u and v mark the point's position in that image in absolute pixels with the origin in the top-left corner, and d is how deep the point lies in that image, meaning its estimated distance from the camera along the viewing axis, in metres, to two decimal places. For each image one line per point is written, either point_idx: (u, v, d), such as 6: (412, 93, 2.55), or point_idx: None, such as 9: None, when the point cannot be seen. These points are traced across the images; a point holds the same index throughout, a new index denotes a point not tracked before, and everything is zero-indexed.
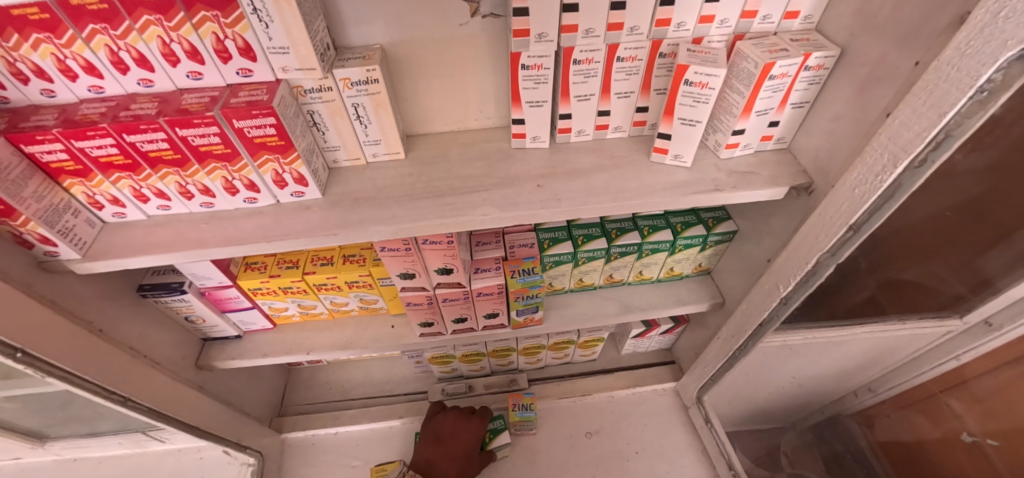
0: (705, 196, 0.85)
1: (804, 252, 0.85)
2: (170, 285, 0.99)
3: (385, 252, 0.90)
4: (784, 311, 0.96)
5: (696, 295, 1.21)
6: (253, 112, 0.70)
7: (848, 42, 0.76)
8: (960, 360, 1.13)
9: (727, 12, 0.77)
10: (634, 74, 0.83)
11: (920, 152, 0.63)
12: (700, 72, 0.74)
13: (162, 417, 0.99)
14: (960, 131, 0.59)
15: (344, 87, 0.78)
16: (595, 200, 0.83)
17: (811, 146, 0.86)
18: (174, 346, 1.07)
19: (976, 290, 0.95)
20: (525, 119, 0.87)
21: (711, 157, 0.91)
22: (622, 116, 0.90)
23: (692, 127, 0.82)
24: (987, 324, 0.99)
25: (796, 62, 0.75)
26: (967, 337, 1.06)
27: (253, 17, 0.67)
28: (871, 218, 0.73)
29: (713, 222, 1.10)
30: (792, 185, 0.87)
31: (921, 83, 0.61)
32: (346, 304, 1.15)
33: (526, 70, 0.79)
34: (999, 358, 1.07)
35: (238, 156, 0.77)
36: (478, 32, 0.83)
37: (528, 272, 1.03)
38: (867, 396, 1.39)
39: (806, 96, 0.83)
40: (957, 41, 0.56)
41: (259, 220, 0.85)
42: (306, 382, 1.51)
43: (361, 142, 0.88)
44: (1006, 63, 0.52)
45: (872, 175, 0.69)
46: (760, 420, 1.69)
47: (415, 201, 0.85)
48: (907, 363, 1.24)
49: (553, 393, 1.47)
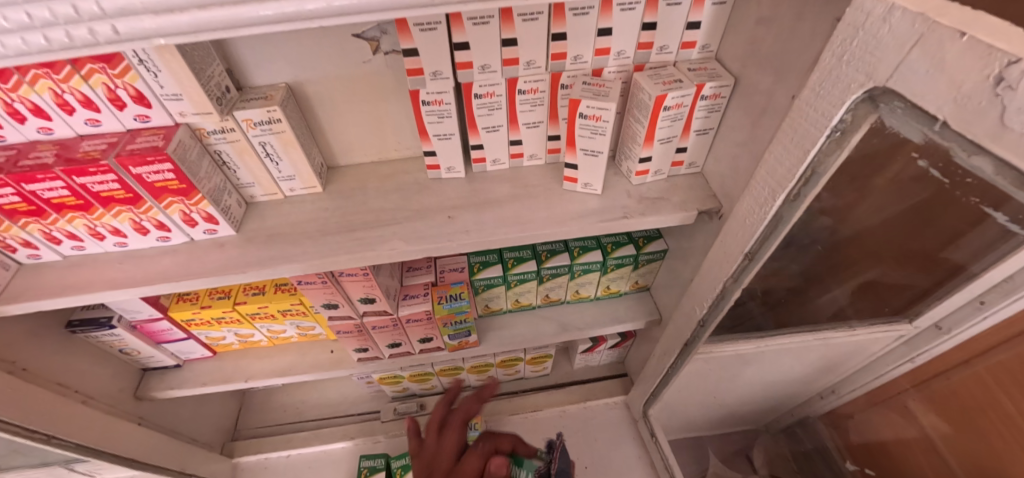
0: (614, 224, 0.86)
1: (713, 275, 0.87)
2: (99, 321, 1.00)
3: (303, 285, 0.92)
4: (704, 332, 0.99)
5: (634, 312, 1.23)
6: (148, 158, 0.71)
7: (741, 72, 0.77)
8: (914, 362, 1.13)
9: (623, 44, 0.78)
10: (539, 105, 0.84)
11: (793, 187, 0.65)
12: (592, 105, 0.76)
13: (91, 453, 0.99)
14: (824, 168, 0.61)
15: (248, 127, 0.79)
16: (502, 231, 0.85)
17: (718, 171, 0.87)
18: (109, 380, 1.09)
19: (921, 296, 0.95)
20: (435, 151, 0.88)
21: (624, 182, 0.93)
22: (535, 145, 0.91)
23: (595, 157, 0.83)
24: (937, 328, 1.00)
25: (689, 93, 0.76)
26: (922, 340, 1.06)
27: (141, 68, 0.68)
28: (762, 247, 0.75)
29: (643, 241, 1.11)
30: (701, 209, 0.88)
31: (789, 120, 0.61)
32: (283, 331, 1.16)
33: (427, 105, 0.80)
34: (951, 361, 1.06)
35: (142, 200, 0.78)
36: (383, 68, 0.84)
37: (455, 297, 1.03)
38: (833, 397, 1.42)
39: (708, 123, 0.84)
40: (813, 82, 0.56)
41: (173, 260, 0.86)
42: (259, 405, 1.53)
43: (276, 179, 0.89)
44: (852, 105, 0.53)
45: (758, 206, 0.71)
46: (721, 426, 1.71)
47: (328, 237, 0.86)
48: (864, 369, 1.26)
49: (505, 409, 1.48)
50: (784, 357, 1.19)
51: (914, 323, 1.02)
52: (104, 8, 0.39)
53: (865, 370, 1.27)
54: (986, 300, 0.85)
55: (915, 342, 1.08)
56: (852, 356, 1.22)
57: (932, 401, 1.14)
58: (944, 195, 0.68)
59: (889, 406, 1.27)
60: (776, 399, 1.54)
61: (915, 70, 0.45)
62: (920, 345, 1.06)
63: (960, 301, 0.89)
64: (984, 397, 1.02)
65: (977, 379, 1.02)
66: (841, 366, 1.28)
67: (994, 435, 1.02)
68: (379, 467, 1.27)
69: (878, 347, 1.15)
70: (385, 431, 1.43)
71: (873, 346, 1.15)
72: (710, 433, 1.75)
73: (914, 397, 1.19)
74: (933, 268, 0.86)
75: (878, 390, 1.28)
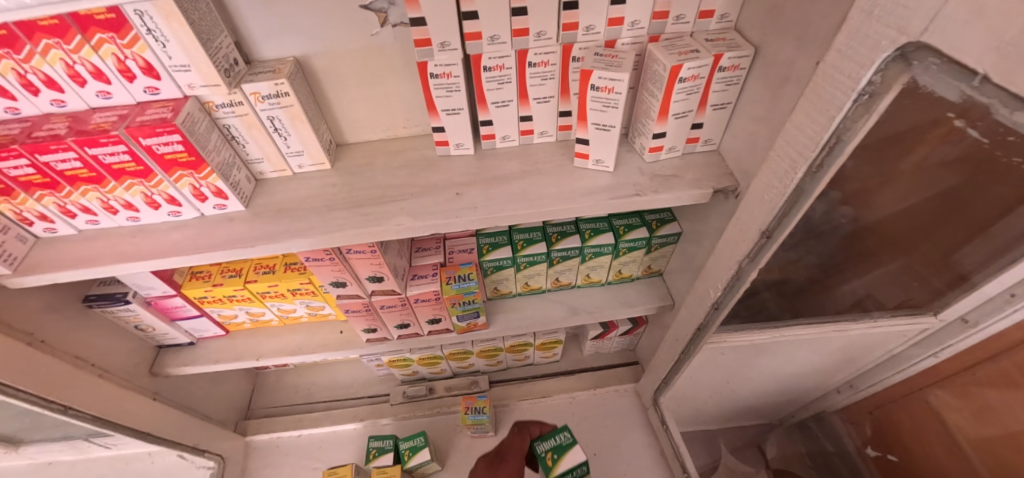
0: (625, 202, 0.84)
1: (727, 256, 0.84)
2: (114, 296, 1.01)
3: (310, 261, 0.92)
4: (717, 315, 0.96)
5: (645, 297, 1.20)
6: (157, 129, 0.71)
7: (761, 41, 0.74)
8: (937, 357, 1.08)
9: (637, 13, 0.75)
10: (550, 79, 0.82)
11: (816, 158, 0.61)
12: (604, 76, 0.73)
13: (108, 425, 1.02)
14: (849, 135, 0.57)
15: (256, 101, 0.79)
16: (511, 207, 0.83)
17: (736, 147, 0.84)
18: (126, 355, 1.11)
19: (953, 286, 0.90)
20: (444, 127, 0.87)
21: (637, 160, 0.90)
22: (546, 121, 0.89)
23: (607, 131, 0.81)
24: (964, 321, 0.96)
25: (706, 63, 0.73)
26: (945, 334, 1.02)
27: (150, 38, 0.67)
28: (780, 224, 0.72)
29: (656, 224, 1.09)
30: (717, 188, 0.85)
31: (812, 87, 0.58)
32: (293, 310, 1.16)
33: (436, 79, 0.79)
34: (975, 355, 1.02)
35: (152, 172, 0.78)
36: (391, 42, 0.83)
37: (463, 277, 1.01)
38: (851, 391, 1.37)
39: (726, 97, 0.81)
40: (838, 43, 0.53)
41: (183, 234, 0.86)
42: (272, 386, 1.55)
43: (285, 154, 0.89)
44: (883, 64, 0.49)
45: (777, 181, 0.67)
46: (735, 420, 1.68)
47: (336, 212, 0.85)
48: (886, 362, 1.21)
49: (514, 395, 1.48)
50: (802, 347, 1.15)
51: (940, 316, 0.97)
52: None
53: (886, 365, 1.22)
54: (1017, 293, 0.83)
55: (938, 337, 1.04)
56: (873, 348, 1.17)
57: (955, 394, 1.11)
58: (982, 173, 0.64)
59: (908, 402, 1.23)
60: (795, 393, 1.49)
61: (954, 20, 0.41)
62: (945, 339, 1.02)
63: (988, 295, 0.86)
64: (1010, 393, 0.98)
65: (1003, 375, 0.98)
66: (860, 360, 1.24)
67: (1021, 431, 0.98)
68: (388, 448, 1.26)
69: (901, 339, 1.11)
70: (393, 413, 1.44)
71: (896, 339, 1.11)
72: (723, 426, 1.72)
73: (936, 390, 1.15)
74: (963, 255, 0.82)
75: (899, 385, 1.23)
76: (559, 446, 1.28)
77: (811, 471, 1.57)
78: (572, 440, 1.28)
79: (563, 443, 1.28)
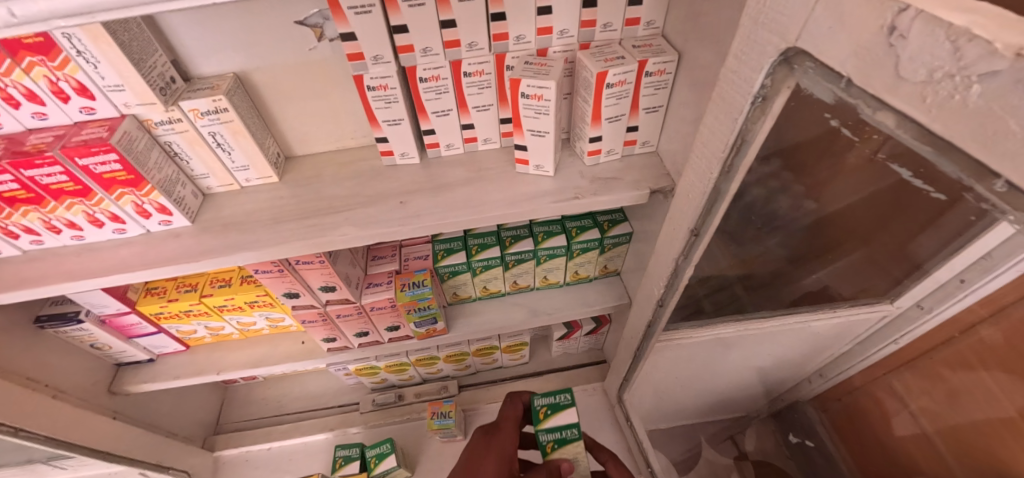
0: (565, 205, 0.86)
1: (665, 255, 0.86)
2: (66, 315, 1.01)
3: (260, 274, 0.93)
4: (664, 312, 0.99)
5: (603, 297, 1.23)
6: (93, 149, 0.72)
7: (683, 47, 0.76)
8: (898, 343, 1.13)
9: (565, 23, 0.78)
10: (487, 88, 0.84)
11: (727, 158, 0.64)
12: (532, 84, 0.76)
13: (62, 446, 1.00)
14: (752, 136, 0.60)
15: (196, 117, 0.80)
16: (453, 214, 0.85)
17: (670, 149, 0.87)
18: (82, 375, 1.10)
19: (910, 275, 0.95)
20: (388, 137, 0.88)
21: (579, 164, 0.93)
22: (488, 129, 0.92)
23: (542, 137, 0.83)
24: (919, 307, 1.00)
25: (631, 69, 0.76)
26: (903, 322, 1.06)
27: (80, 59, 0.68)
28: (706, 222, 0.74)
29: (608, 225, 1.11)
30: (654, 188, 0.88)
31: (719, 90, 0.60)
32: (253, 323, 1.17)
33: (373, 91, 0.80)
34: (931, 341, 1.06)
35: (92, 191, 0.78)
36: (330, 55, 0.85)
37: (417, 284, 1.03)
38: (821, 380, 1.42)
39: (657, 100, 0.83)
40: (735, 49, 0.55)
41: (130, 251, 0.87)
42: (242, 399, 1.55)
43: (230, 169, 0.90)
44: (771, 68, 0.52)
45: (699, 180, 0.70)
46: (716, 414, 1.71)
47: (282, 224, 0.86)
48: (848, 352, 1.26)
49: (483, 398, 1.50)
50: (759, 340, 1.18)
51: (895, 302, 1.03)
52: (14, 13, 0.45)
53: (852, 354, 1.26)
54: (965, 278, 0.86)
55: (893, 326, 1.10)
56: (836, 339, 1.21)
57: (918, 379, 1.12)
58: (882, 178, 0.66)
59: (875, 387, 1.26)
60: (765, 385, 1.52)
61: (821, 27, 0.44)
62: (904, 325, 1.06)
63: (941, 281, 0.90)
64: (967, 376, 0.98)
65: (959, 357, 0.99)
66: (826, 351, 1.28)
67: (983, 422, 0.98)
68: (354, 456, 1.27)
69: (862, 330, 1.15)
70: (363, 421, 1.45)
71: (854, 329, 1.15)
72: (705, 418, 1.72)
73: (898, 376, 1.18)
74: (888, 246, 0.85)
75: (867, 371, 1.27)
76: (555, 404, 1.06)
77: (787, 460, 1.59)
78: (570, 401, 1.05)
79: (560, 402, 1.06)
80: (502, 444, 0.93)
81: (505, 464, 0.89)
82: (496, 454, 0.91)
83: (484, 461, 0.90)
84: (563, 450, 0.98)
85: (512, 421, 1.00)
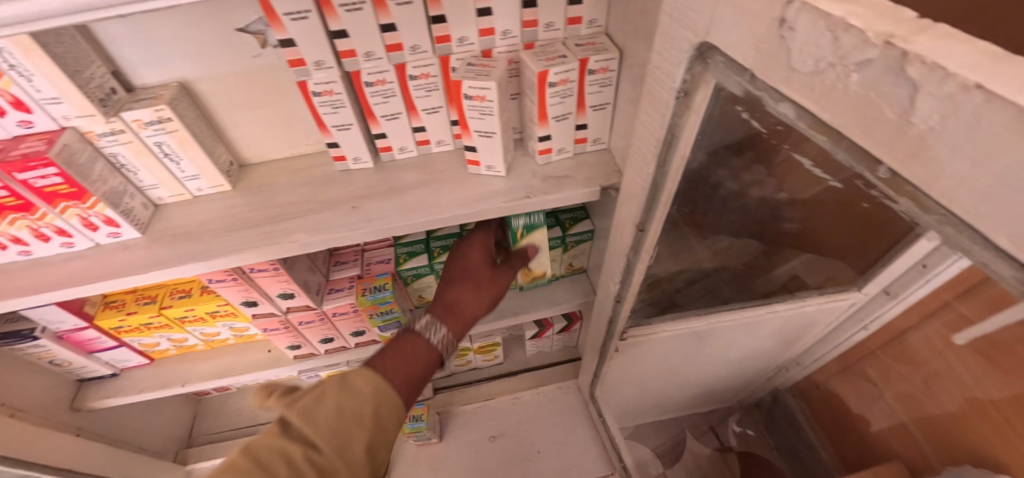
0: (517, 203, 0.87)
1: (617, 250, 0.87)
2: (20, 333, 0.99)
3: (214, 283, 0.92)
4: (622, 308, 1.00)
5: (569, 294, 1.24)
6: (31, 163, 0.71)
7: (623, 45, 0.77)
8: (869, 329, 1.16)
9: (507, 23, 0.79)
10: (434, 90, 0.84)
11: (660, 153, 0.65)
12: (473, 86, 0.76)
13: (22, 466, 0.98)
14: (681, 131, 0.61)
15: (139, 128, 0.79)
16: (405, 218, 0.85)
17: (619, 145, 0.88)
18: (41, 392, 1.08)
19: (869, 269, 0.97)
20: (338, 142, 0.88)
21: (532, 163, 0.93)
22: (440, 131, 0.92)
23: (490, 138, 0.83)
24: (886, 293, 1.02)
25: (572, 67, 0.77)
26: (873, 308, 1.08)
27: (13, 73, 0.67)
28: (648, 217, 0.75)
29: (569, 222, 1.12)
30: (604, 185, 0.89)
31: (648, 86, 0.61)
32: (218, 334, 1.16)
33: (318, 96, 0.80)
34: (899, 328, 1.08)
35: (34, 206, 0.77)
36: (277, 61, 0.85)
37: (378, 288, 1.02)
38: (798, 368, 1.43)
39: (603, 97, 0.84)
40: (658, 44, 0.56)
41: (79, 265, 0.86)
42: (215, 411, 1.54)
43: (180, 179, 0.89)
44: (688, 63, 0.52)
45: (640, 175, 0.71)
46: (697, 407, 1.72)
47: (233, 233, 0.86)
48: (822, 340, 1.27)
49: (457, 400, 1.52)
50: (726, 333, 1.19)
51: (863, 289, 1.04)
52: None
53: (826, 340, 1.28)
54: (927, 263, 0.87)
55: (866, 310, 1.11)
56: (805, 329, 1.23)
57: (891, 366, 1.14)
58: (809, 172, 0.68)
59: (851, 374, 1.28)
60: (742, 378, 1.53)
61: (724, 21, 0.45)
62: (875, 311, 1.09)
63: (904, 266, 0.91)
64: (937, 362, 1.00)
65: (930, 344, 1.00)
66: (798, 342, 1.30)
67: (956, 410, 0.99)
68: None
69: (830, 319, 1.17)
70: None
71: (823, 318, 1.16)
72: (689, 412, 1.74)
73: (871, 364, 1.20)
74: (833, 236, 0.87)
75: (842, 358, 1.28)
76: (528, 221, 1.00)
77: (771, 450, 1.59)
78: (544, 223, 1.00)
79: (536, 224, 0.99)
80: (481, 244, 0.99)
81: (488, 254, 0.98)
82: (478, 249, 0.98)
83: (468, 257, 0.97)
84: (531, 235, 1.02)
85: (487, 228, 1.03)
